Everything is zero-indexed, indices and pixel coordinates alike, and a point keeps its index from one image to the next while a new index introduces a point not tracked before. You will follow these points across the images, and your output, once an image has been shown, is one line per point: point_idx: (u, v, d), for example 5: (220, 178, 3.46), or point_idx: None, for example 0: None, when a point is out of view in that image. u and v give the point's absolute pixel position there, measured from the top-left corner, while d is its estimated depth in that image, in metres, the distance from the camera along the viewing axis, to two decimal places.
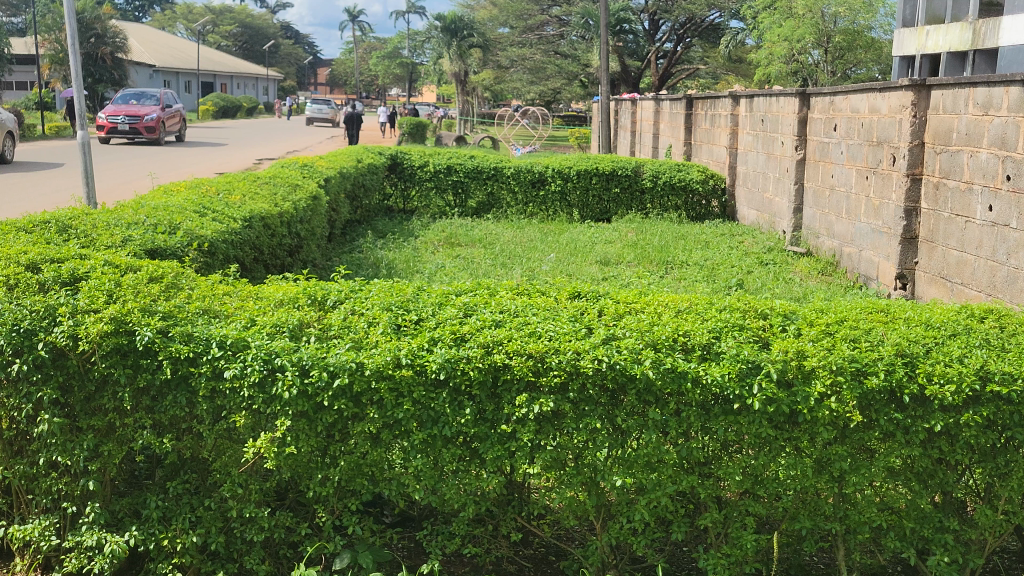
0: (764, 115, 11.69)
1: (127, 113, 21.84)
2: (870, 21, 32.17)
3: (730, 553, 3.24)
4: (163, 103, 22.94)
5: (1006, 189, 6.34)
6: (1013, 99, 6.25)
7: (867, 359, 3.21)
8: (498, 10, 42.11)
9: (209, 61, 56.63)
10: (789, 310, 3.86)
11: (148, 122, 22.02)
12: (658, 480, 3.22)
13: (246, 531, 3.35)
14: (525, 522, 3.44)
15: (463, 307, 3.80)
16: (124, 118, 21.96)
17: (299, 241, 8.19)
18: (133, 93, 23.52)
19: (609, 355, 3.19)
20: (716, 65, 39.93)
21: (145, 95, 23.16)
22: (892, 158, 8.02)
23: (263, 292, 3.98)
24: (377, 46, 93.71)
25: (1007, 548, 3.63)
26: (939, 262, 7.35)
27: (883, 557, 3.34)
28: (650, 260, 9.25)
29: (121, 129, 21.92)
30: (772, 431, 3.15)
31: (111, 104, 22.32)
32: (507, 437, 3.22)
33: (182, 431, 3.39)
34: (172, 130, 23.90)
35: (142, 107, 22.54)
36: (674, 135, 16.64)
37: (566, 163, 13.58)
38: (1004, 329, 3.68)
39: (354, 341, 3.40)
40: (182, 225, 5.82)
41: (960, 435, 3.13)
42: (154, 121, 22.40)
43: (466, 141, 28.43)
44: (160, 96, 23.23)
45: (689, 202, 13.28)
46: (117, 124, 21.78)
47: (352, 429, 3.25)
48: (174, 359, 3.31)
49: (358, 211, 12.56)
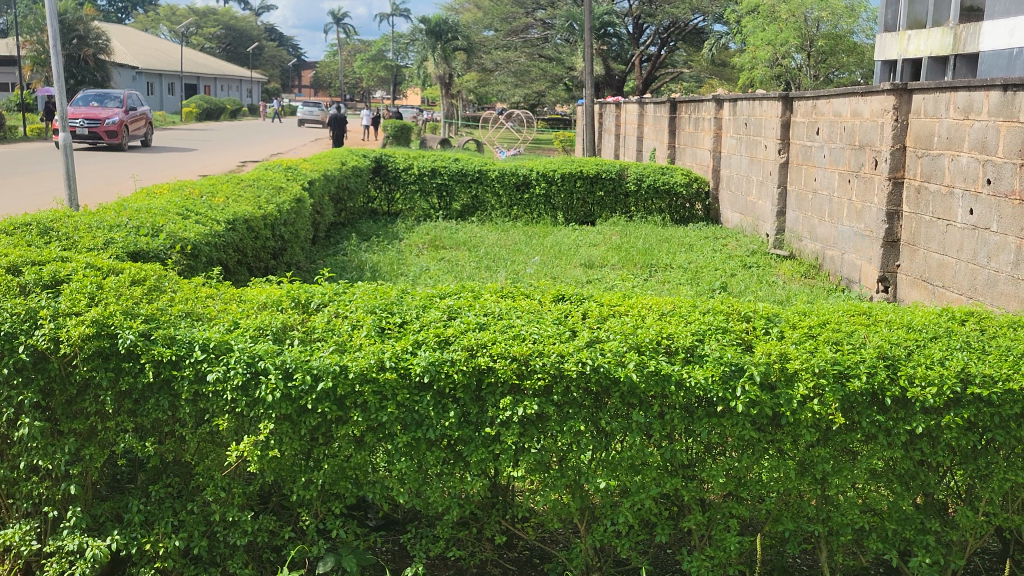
0: (747, 119, 11.75)
1: (86, 117, 21.18)
2: (852, 26, 32.39)
3: (714, 555, 3.25)
4: (127, 106, 22.29)
5: (987, 192, 6.39)
6: (993, 103, 6.30)
7: (849, 361, 3.22)
8: (482, 13, 42.13)
9: (192, 63, 56.41)
10: (772, 312, 3.88)
11: (109, 126, 21.37)
12: (642, 483, 3.23)
13: (229, 535, 3.35)
14: (509, 525, 3.44)
15: (447, 310, 3.80)
16: (83, 121, 21.30)
17: (283, 243, 8.17)
18: (98, 94, 22.95)
19: (593, 358, 3.20)
20: (700, 69, 40.12)
21: (108, 98, 22.51)
22: (875, 161, 8.06)
23: (246, 295, 3.97)
24: (361, 49, 93.56)
25: (987, 549, 3.65)
26: (921, 264, 7.39)
27: (865, 559, 3.36)
28: (634, 263, 9.27)
29: (81, 133, 21.30)
30: (755, 434, 3.16)
31: (71, 106, 21.69)
32: (491, 440, 3.22)
33: (164, 434, 3.37)
34: (137, 135, 23.26)
35: (104, 109, 21.89)
36: (657, 138, 16.70)
37: (550, 167, 13.60)
38: (984, 331, 3.71)
39: (338, 343, 3.39)
40: (165, 227, 5.80)
41: (941, 437, 3.15)
42: (116, 125, 21.75)
43: (450, 144, 28.47)
44: (123, 99, 22.60)
45: (673, 205, 13.33)
46: (76, 128, 21.14)
47: (336, 433, 3.24)
48: (156, 362, 3.29)
49: (342, 214, 12.53)
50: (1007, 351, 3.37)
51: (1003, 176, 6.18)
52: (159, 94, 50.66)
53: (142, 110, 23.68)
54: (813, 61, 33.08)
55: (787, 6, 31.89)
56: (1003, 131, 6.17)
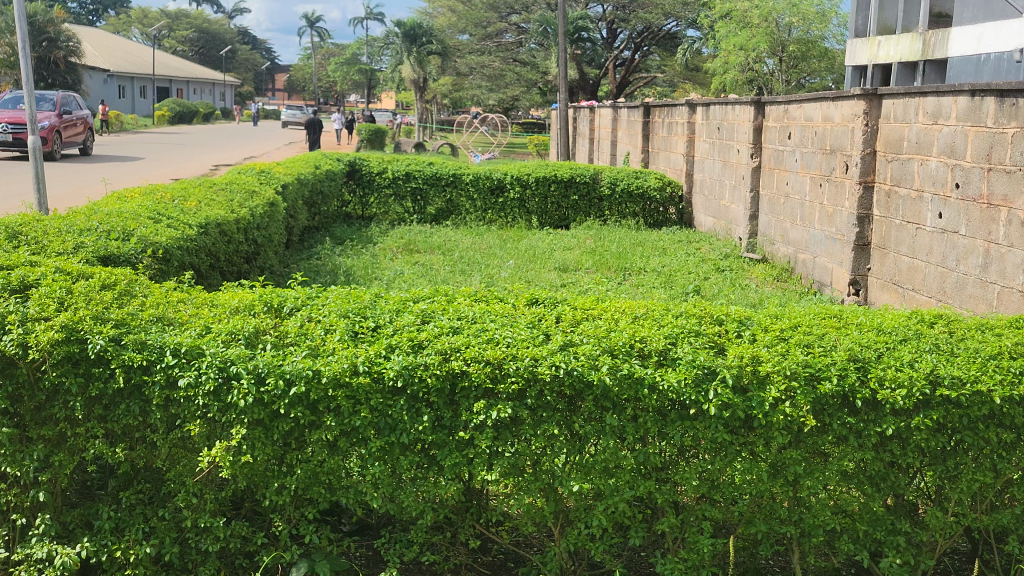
0: (719, 123, 11.83)
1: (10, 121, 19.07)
2: (823, 32, 32.68)
3: (687, 557, 3.27)
4: (61, 109, 20.21)
5: (955, 197, 6.47)
6: (961, 108, 6.37)
7: (820, 363, 3.25)
8: (456, 17, 42.01)
9: (165, 66, 55.99)
10: (744, 315, 3.91)
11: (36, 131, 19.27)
12: (616, 486, 3.24)
13: (202, 542, 3.32)
14: (484, 529, 3.44)
15: (421, 314, 3.79)
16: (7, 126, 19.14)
17: (256, 248, 8.12)
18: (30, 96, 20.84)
19: (567, 362, 3.20)
20: (673, 74, 40.34)
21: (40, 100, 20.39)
22: (845, 166, 8.14)
23: (218, 299, 3.94)
24: (335, 53, 93.41)
25: (957, 549, 3.69)
26: (891, 268, 7.47)
27: (837, 560, 3.38)
28: (608, 267, 9.28)
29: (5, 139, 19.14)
30: (727, 436, 3.18)
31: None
32: (465, 445, 3.22)
33: (135, 440, 3.35)
34: (74, 142, 21.11)
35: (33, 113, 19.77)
36: (631, 142, 16.77)
37: (524, 171, 13.61)
38: (953, 334, 3.75)
39: (311, 347, 3.38)
40: (136, 231, 5.74)
41: (911, 438, 3.19)
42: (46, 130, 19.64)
43: (424, 148, 28.43)
44: (56, 101, 20.45)
45: (647, 209, 13.38)
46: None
47: (309, 438, 3.23)
48: (127, 367, 3.27)
49: (316, 218, 12.45)
50: (975, 353, 3.41)
51: (971, 180, 6.25)
52: (130, 97, 50.12)
53: (80, 114, 21.52)
54: (785, 66, 33.36)
55: (759, 11, 32.09)
56: (972, 136, 6.24)
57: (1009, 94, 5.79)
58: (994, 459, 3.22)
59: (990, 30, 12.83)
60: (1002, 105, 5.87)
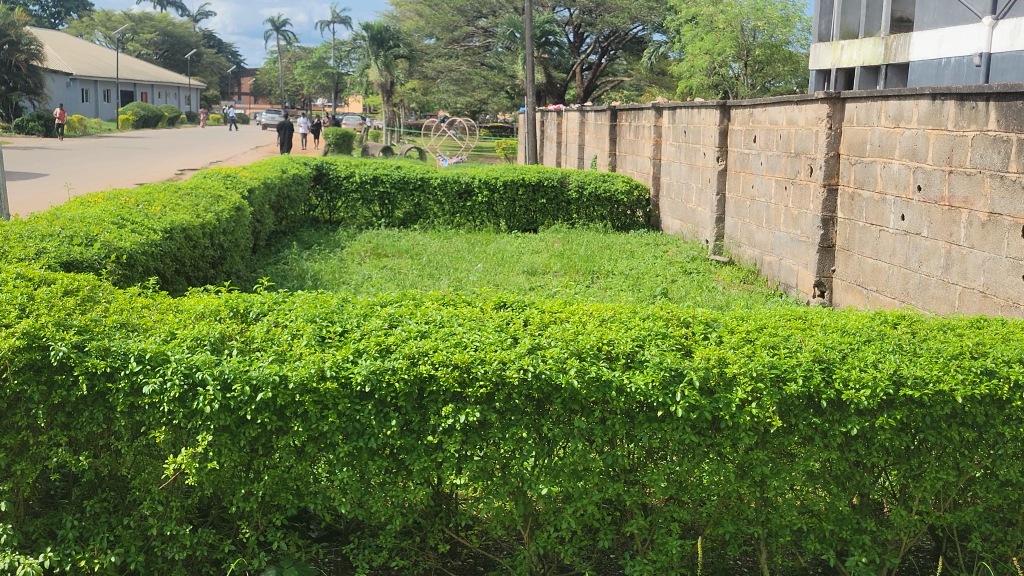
0: (685, 127, 11.92)
1: None
2: (787, 36, 32.98)
3: (656, 559, 3.28)
4: None
5: (917, 199, 6.55)
6: (923, 112, 6.46)
7: (786, 365, 3.27)
8: (423, 21, 41.91)
9: (129, 70, 55.43)
10: (710, 317, 3.93)
11: None
12: (585, 488, 3.25)
13: (168, 550, 3.29)
14: (453, 533, 3.44)
15: (388, 319, 3.78)
16: None
17: (222, 253, 8.05)
18: None
19: (534, 365, 3.21)
20: (640, 77, 40.59)
21: None
22: (810, 168, 8.22)
23: (183, 304, 3.90)
24: (301, 56, 92.86)
25: (921, 547, 3.73)
26: (855, 269, 7.56)
27: (804, 559, 3.42)
28: (576, 270, 9.33)
29: None
30: (694, 437, 3.20)
31: None
32: (433, 449, 3.21)
33: (99, 448, 3.32)
34: None
35: None
36: (598, 145, 16.84)
37: (492, 174, 13.61)
38: (916, 335, 3.79)
39: (277, 353, 3.36)
40: (100, 236, 5.67)
41: (875, 438, 3.22)
42: None
43: (392, 152, 28.32)
44: None
45: (614, 212, 13.45)
46: None
47: (276, 443, 3.22)
48: (90, 375, 3.23)
49: (283, 222, 12.37)
50: (937, 353, 3.46)
51: (933, 182, 6.33)
52: (94, 101, 49.57)
53: None
54: (750, 70, 33.58)
55: (724, 16, 32.27)
56: (932, 139, 6.33)
57: (969, 98, 5.89)
58: (957, 457, 3.26)
59: (950, 34, 12.97)
60: (962, 108, 5.97)
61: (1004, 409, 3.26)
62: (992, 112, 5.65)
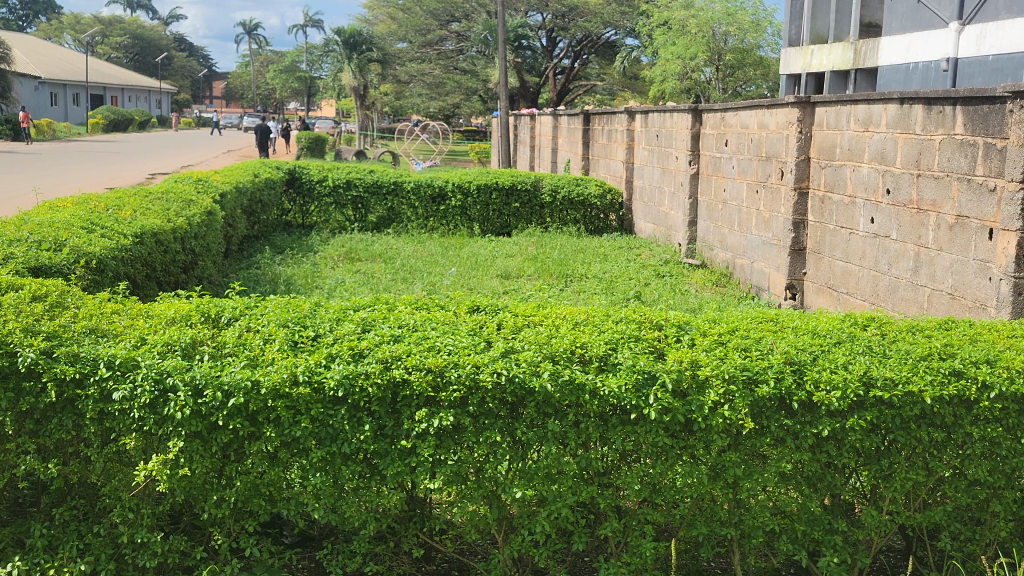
0: (658, 130, 11.98)
1: None
2: (758, 40, 33.32)
3: (630, 561, 3.29)
4: None
5: (886, 202, 6.63)
6: (891, 116, 6.53)
7: (757, 367, 3.30)
8: (396, 24, 41.79)
9: (98, 74, 54.94)
10: (683, 321, 3.94)
11: None
12: (559, 491, 3.25)
13: (139, 557, 3.26)
14: (427, 538, 3.42)
15: (361, 323, 3.76)
16: None
17: (193, 257, 7.98)
18: None
19: (508, 368, 3.21)
20: (613, 82, 40.80)
21: None
22: (781, 172, 8.28)
23: (154, 309, 3.87)
24: (273, 59, 92.39)
25: (891, 547, 3.76)
26: (825, 272, 7.62)
27: (776, 561, 3.44)
28: (550, 273, 9.34)
29: None
30: (668, 440, 3.21)
31: None
32: (407, 453, 3.20)
33: (68, 455, 3.30)
34: None
35: None
36: (572, 149, 16.88)
37: (466, 178, 13.61)
38: (885, 336, 3.83)
39: (249, 358, 3.34)
40: (69, 241, 5.61)
41: (846, 439, 3.26)
42: None
43: (366, 156, 28.23)
44: None
45: (587, 216, 13.53)
46: None
47: (248, 449, 3.20)
48: (59, 381, 3.20)
49: (255, 226, 12.30)
50: (906, 354, 3.50)
51: (901, 185, 6.40)
52: (63, 104, 49.03)
53: None
54: (721, 75, 33.85)
55: (696, 20, 32.42)
56: (901, 143, 6.40)
57: (936, 102, 5.96)
58: (926, 458, 3.29)
59: (918, 39, 13.09)
60: (930, 112, 6.03)
61: (973, 409, 3.29)
62: (958, 116, 5.71)
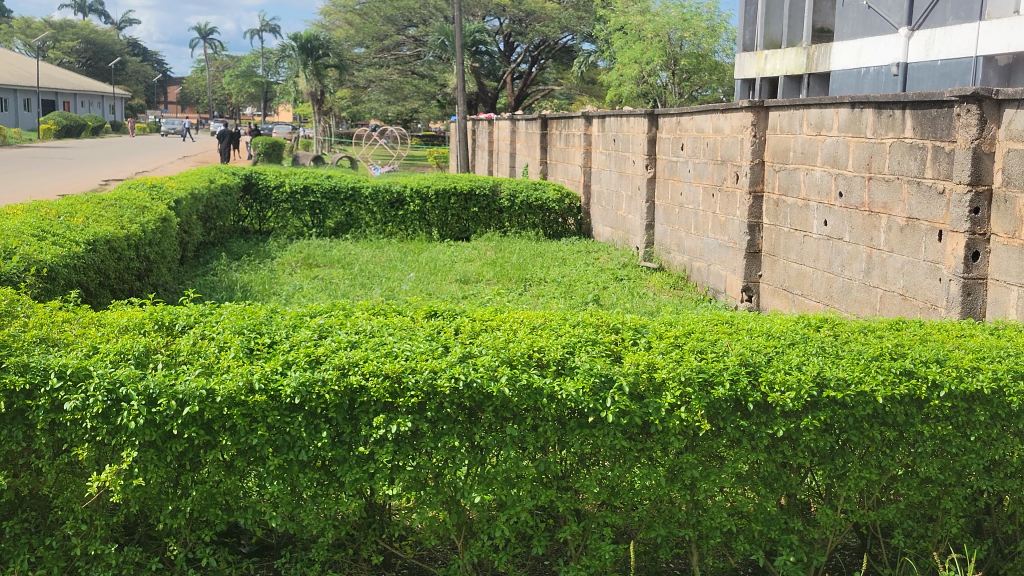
0: (615, 135, 12.06)
1: None
2: (712, 45, 33.42)
3: (590, 564, 3.30)
4: None
5: (839, 205, 6.72)
6: (843, 119, 6.62)
7: (713, 368, 3.33)
8: (353, 29, 41.56)
9: (50, 78, 54.19)
10: (640, 323, 3.98)
11: None
12: (518, 496, 3.25)
13: (93, 569, 3.23)
14: (386, 544, 3.39)
15: (318, 329, 3.74)
16: None
17: (148, 264, 7.90)
18: None
19: (465, 373, 3.20)
20: (570, 86, 41.01)
21: None
22: (735, 175, 8.37)
23: (107, 317, 3.82)
24: (228, 64, 91.53)
25: (847, 545, 3.81)
26: (781, 274, 7.70)
27: (734, 560, 3.47)
28: (509, 277, 9.36)
29: None
30: (625, 443, 3.23)
31: None
32: (365, 459, 3.18)
33: (19, 467, 3.25)
34: None
35: None
36: (530, 154, 16.92)
37: (424, 183, 13.57)
38: (838, 337, 3.89)
39: (204, 366, 3.30)
40: (19, 249, 5.51)
41: (801, 439, 3.30)
42: None
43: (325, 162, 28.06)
44: None
45: (546, 220, 13.59)
46: None
47: (204, 458, 3.17)
48: (9, 393, 3.14)
49: (211, 232, 12.19)
50: (859, 355, 3.54)
51: (853, 189, 6.50)
52: (14, 110, 48.26)
53: None
54: (677, 79, 34.07)
55: (651, 25, 32.77)
56: (853, 146, 6.49)
57: (887, 106, 6.05)
58: (879, 456, 3.34)
59: (869, 45, 13.29)
60: (880, 116, 6.13)
61: (923, 408, 3.34)
62: (908, 119, 5.81)
